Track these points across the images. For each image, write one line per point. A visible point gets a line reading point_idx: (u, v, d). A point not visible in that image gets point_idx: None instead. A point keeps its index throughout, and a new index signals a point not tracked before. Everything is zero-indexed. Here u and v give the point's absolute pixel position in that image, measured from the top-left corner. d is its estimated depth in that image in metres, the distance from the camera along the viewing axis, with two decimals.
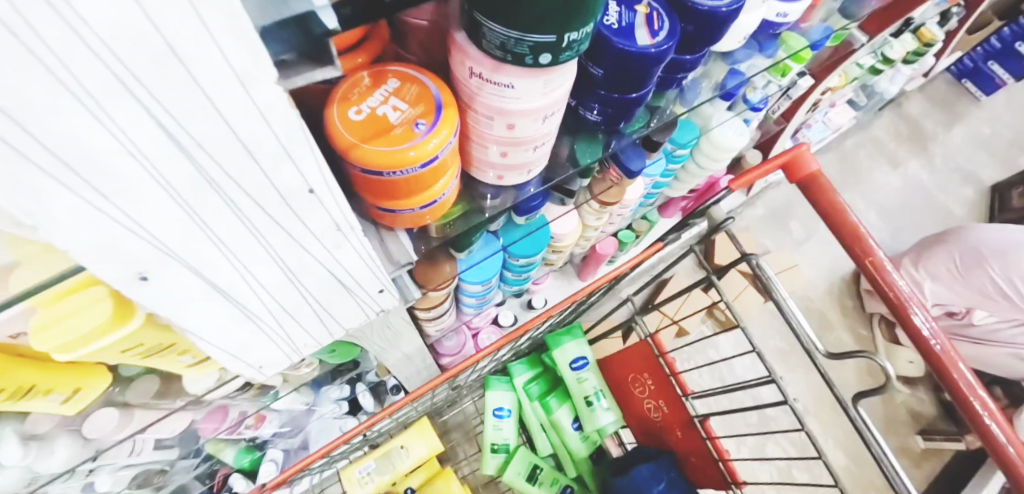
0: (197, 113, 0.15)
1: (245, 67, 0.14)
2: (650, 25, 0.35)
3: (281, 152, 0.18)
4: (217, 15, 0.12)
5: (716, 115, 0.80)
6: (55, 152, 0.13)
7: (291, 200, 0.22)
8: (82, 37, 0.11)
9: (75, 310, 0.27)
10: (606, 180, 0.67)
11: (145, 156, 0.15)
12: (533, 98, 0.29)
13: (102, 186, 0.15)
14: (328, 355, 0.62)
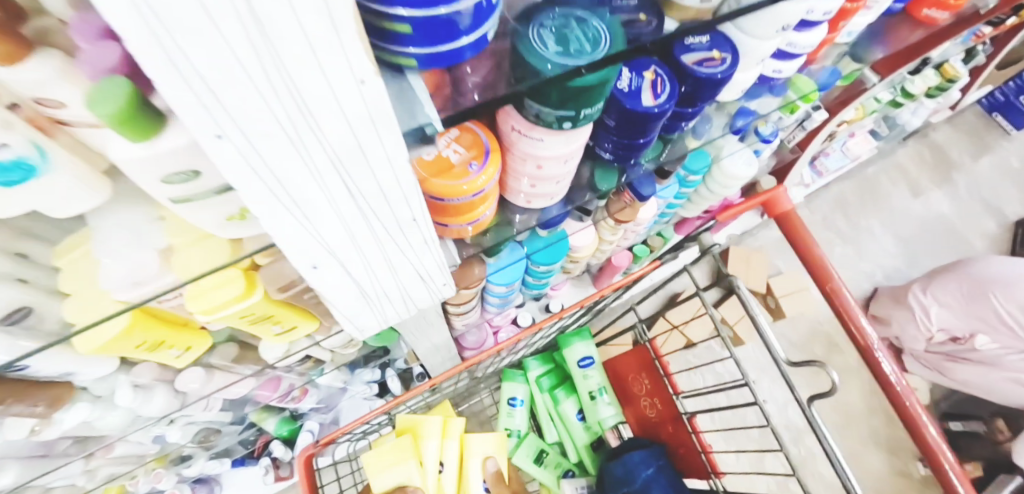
0: (361, 172, 0.26)
1: (391, 152, 0.26)
2: (654, 88, 0.44)
3: (401, 192, 0.29)
4: (382, 124, 0.23)
5: (727, 147, 0.87)
6: (292, 196, 0.25)
7: (402, 222, 0.33)
8: (320, 139, 0.22)
9: (216, 285, 0.39)
10: (620, 201, 0.76)
11: (331, 199, 0.27)
12: (556, 148, 0.39)
13: (307, 213, 0.27)
14: (371, 339, 0.72)
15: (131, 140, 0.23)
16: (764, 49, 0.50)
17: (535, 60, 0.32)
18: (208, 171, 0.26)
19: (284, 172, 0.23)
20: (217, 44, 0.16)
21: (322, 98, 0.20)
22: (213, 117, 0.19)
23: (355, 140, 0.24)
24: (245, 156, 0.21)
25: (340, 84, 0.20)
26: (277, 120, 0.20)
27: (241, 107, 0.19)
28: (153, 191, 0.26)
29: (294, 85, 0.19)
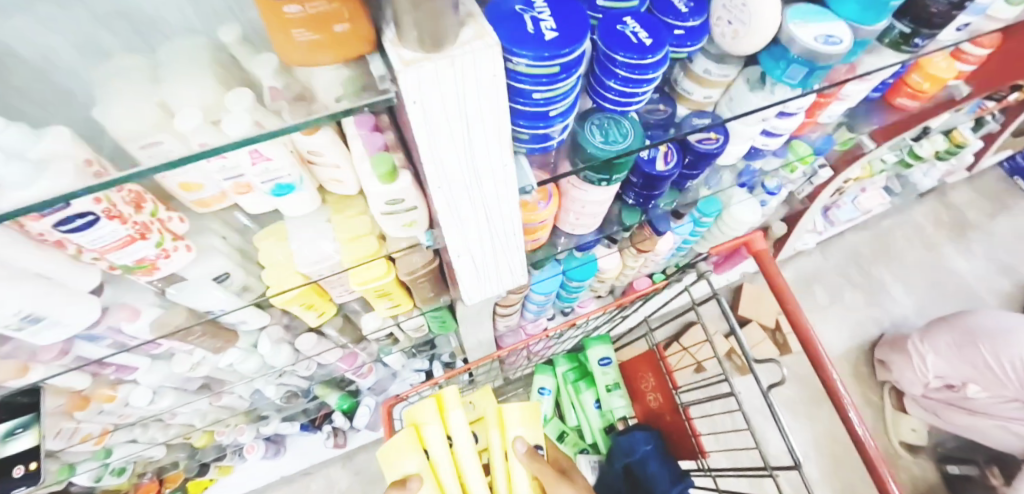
0: (492, 202, 0.47)
1: (509, 190, 0.47)
2: (666, 158, 0.68)
3: (510, 215, 0.50)
4: (507, 174, 0.45)
5: (735, 196, 1.05)
6: (455, 212, 0.47)
7: (506, 235, 0.53)
8: (477, 181, 0.44)
9: (368, 267, 0.62)
10: (643, 234, 0.94)
11: (474, 216, 0.48)
12: (596, 196, 0.62)
13: (459, 223, 0.48)
14: (436, 326, 0.92)
15: (382, 182, 0.45)
16: (749, 131, 0.75)
17: (588, 145, 0.54)
18: (409, 200, 0.48)
19: (456, 198, 0.45)
20: (451, 133, 0.38)
21: (483, 160, 0.42)
22: (437, 166, 0.41)
23: (493, 183, 0.45)
24: (442, 187, 0.43)
25: (492, 153, 0.42)
26: (462, 169, 0.42)
27: (449, 162, 0.41)
28: (377, 209, 0.48)
29: (473, 153, 0.41)
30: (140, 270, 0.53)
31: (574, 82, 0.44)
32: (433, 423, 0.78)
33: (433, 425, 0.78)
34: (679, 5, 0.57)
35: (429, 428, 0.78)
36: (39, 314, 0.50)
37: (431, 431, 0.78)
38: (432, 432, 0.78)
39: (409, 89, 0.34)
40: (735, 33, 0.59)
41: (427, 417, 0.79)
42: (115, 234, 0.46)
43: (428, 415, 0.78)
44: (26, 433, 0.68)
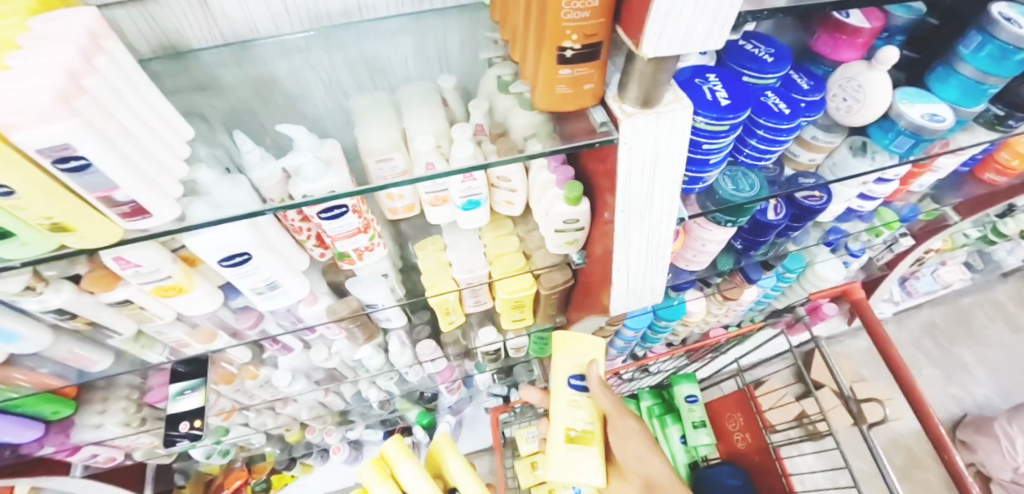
0: (658, 229, 0.57)
1: (672, 220, 0.57)
2: (776, 210, 0.77)
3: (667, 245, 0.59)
4: (673, 202, 0.55)
5: (820, 254, 1.10)
6: (628, 236, 0.57)
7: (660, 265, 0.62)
8: (650, 208, 0.55)
9: (511, 280, 0.72)
10: (731, 281, 1.02)
11: (641, 242, 0.58)
12: (717, 235, 0.71)
13: (627, 248, 0.58)
14: (534, 349, 0.99)
15: (567, 204, 0.56)
16: (849, 192, 0.82)
17: (723, 192, 0.63)
18: (582, 221, 0.59)
19: (631, 221, 0.55)
20: (643, 163, 0.50)
21: (659, 188, 0.53)
22: (626, 191, 0.52)
23: (662, 212, 0.55)
24: (624, 211, 0.54)
25: (666, 183, 0.53)
26: (643, 196, 0.53)
27: (636, 188, 0.52)
28: (553, 227, 0.59)
29: (654, 181, 0.52)
30: (345, 258, 0.61)
31: (730, 139, 0.55)
32: (382, 484, 0.83)
33: (380, 486, 0.83)
34: (803, 84, 0.66)
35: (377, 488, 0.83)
36: (279, 281, 0.56)
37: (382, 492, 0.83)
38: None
39: (627, 133, 0.47)
40: (849, 109, 0.69)
41: (377, 484, 0.83)
42: (352, 223, 0.55)
43: (370, 478, 0.83)
44: (193, 394, 0.77)
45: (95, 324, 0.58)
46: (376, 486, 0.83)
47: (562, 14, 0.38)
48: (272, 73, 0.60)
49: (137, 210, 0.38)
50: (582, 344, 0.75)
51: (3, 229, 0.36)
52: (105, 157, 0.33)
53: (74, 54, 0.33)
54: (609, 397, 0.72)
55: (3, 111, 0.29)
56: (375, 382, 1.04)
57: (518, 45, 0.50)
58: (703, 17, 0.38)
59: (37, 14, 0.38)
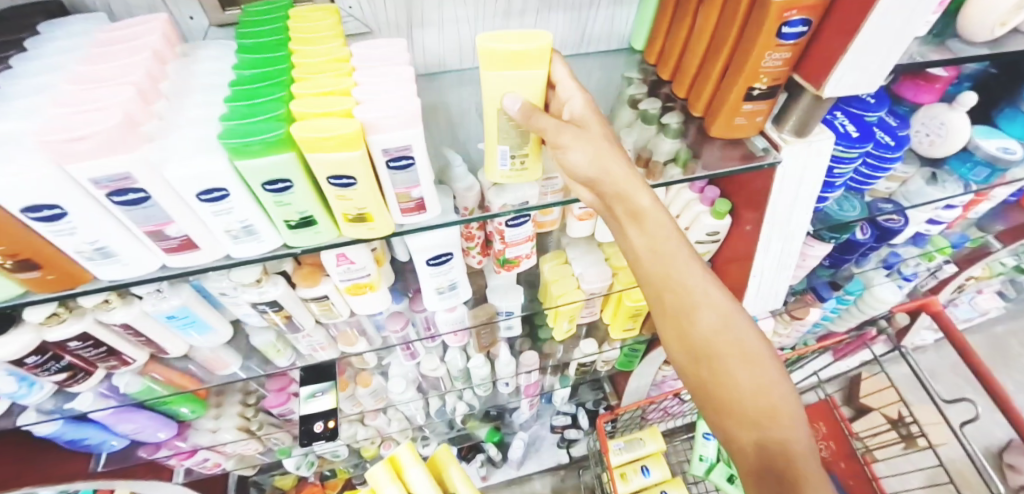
0: (790, 241, 0.66)
1: (802, 233, 0.66)
2: (863, 231, 0.86)
3: (793, 256, 0.68)
4: (807, 217, 0.64)
5: (876, 277, 1.17)
6: (765, 246, 0.65)
7: (783, 275, 0.70)
8: (789, 221, 0.64)
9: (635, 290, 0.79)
10: (801, 303, 1.07)
11: (774, 252, 0.66)
12: (820, 251, 0.79)
13: (762, 256, 0.67)
14: (621, 360, 1.04)
15: (715, 217, 0.65)
16: (922, 216, 0.90)
17: (835, 212, 0.73)
18: (721, 234, 0.67)
19: (771, 232, 0.64)
20: (793, 180, 0.60)
21: (800, 203, 0.62)
22: (774, 205, 0.61)
23: (796, 225, 0.64)
24: (768, 223, 0.63)
25: (806, 199, 0.62)
26: (785, 210, 0.62)
27: (782, 203, 0.62)
28: (695, 238, 0.68)
29: (797, 197, 0.62)
30: (507, 265, 0.68)
31: (853, 166, 0.64)
32: (392, 485, 0.78)
33: (390, 486, 0.78)
34: (890, 122, 0.70)
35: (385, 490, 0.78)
36: (458, 282, 0.63)
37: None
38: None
39: (786, 156, 0.58)
40: (932, 142, 0.79)
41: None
42: (527, 230, 0.63)
43: (382, 478, 0.78)
44: (324, 396, 0.81)
45: (284, 319, 0.63)
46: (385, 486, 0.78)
47: (762, 63, 0.49)
48: (445, 100, 0.67)
49: (419, 205, 0.45)
50: (522, 63, 0.42)
51: (313, 218, 0.43)
52: (424, 159, 0.41)
53: (408, 74, 0.40)
54: (663, 214, 0.49)
55: (384, 118, 0.37)
56: (466, 394, 1.08)
57: (687, 87, 0.61)
58: (873, 69, 0.49)
59: (344, 44, 0.45)
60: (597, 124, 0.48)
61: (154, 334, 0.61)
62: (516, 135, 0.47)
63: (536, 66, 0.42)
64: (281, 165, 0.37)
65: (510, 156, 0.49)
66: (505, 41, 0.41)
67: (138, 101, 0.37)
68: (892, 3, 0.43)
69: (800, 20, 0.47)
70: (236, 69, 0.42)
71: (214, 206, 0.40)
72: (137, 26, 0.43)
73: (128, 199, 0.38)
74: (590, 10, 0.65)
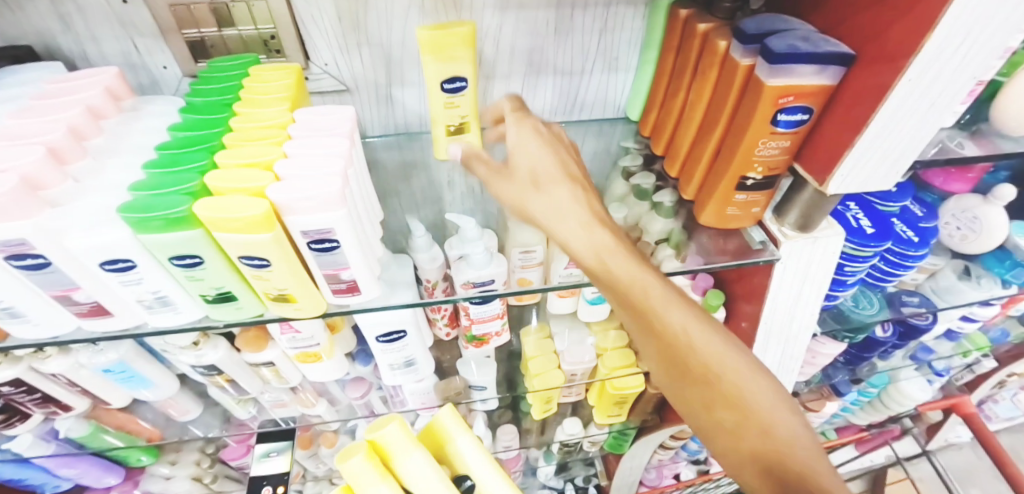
0: (793, 344, 0.58)
1: (807, 336, 0.58)
2: (884, 327, 0.77)
3: (795, 360, 0.60)
4: (810, 320, 0.57)
5: (902, 371, 1.04)
6: (762, 346, 0.58)
7: (787, 379, 0.62)
8: (790, 323, 0.56)
9: (621, 375, 0.72)
10: (816, 393, 0.97)
11: (773, 354, 0.59)
12: (832, 349, 0.70)
13: (760, 357, 0.59)
14: (609, 441, 0.95)
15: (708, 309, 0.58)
16: (955, 312, 0.80)
17: (847, 310, 0.66)
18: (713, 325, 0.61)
19: (768, 333, 0.57)
20: (795, 280, 0.53)
21: (803, 305, 0.56)
22: (772, 305, 0.55)
23: (800, 327, 0.57)
24: (764, 323, 0.56)
25: (809, 300, 0.55)
26: (785, 312, 0.55)
27: (781, 302, 0.55)
28: None
29: (799, 298, 0.55)
30: (475, 341, 0.64)
31: (867, 264, 0.57)
32: (382, 483, 0.46)
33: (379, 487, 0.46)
34: (915, 210, 0.64)
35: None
36: (416, 359, 0.58)
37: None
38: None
39: (785, 252, 0.51)
40: (964, 237, 0.70)
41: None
42: (494, 308, 0.58)
43: (365, 478, 0.46)
44: (279, 456, 0.75)
45: (227, 382, 0.59)
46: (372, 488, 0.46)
47: (756, 151, 0.44)
48: (425, 159, 0.65)
49: (352, 287, 0.40)
50: (449, 43, 0.47)
51: (231, 294, 0.39)
52: (352, 242, 0.36)
53: (343, 148, 0.37)
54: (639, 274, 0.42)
55: (299, 200, 0.33)
56: None
57: (678, 166, 0.56)
58: (886, 166, 0.43)
59: (292, 107, 0.42)
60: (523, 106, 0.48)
61: (91, 385, 0.58)
62: (455, 112, 0.52)
63: (457, 49, 0.47)
64: (188, 241, 0.34)
65: (447, 129, 0.54)
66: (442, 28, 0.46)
67: (49, 162, 0.34)
68: (907, 96, 0.37)
69: (798, 107, 0.41)
70: (171, 130, 0.40)
71: (121, 275, 0.36)
72: (84, 79, 0.42)
73: (28, 263, 0.34)
74: (582, 77, 0.62)
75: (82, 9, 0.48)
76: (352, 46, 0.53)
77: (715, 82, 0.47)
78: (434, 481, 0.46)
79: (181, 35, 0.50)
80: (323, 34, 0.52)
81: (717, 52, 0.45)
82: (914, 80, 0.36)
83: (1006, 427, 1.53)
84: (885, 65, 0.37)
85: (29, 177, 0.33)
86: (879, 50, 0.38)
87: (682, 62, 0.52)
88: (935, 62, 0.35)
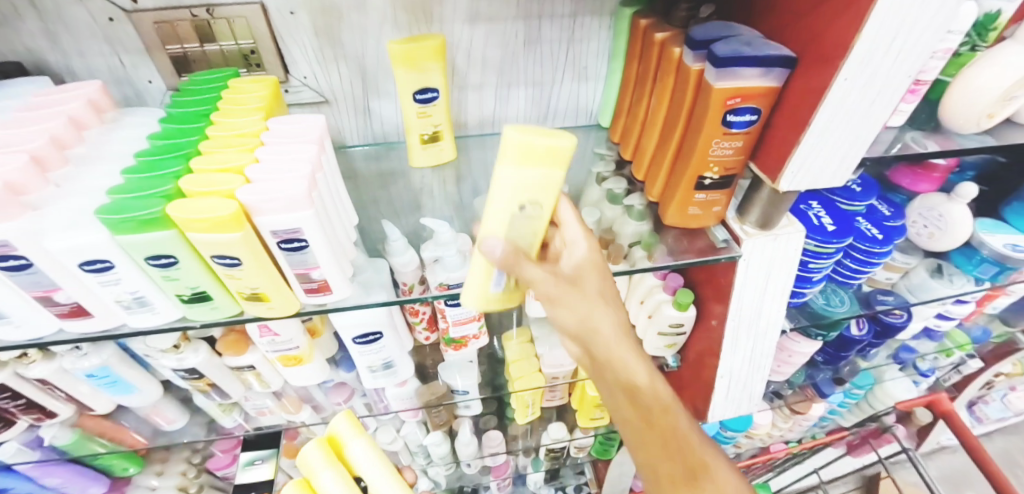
0: (762, 342, 0.60)
1: (775, 333, 0.60)
2: (859, 325, 0.79)
3: (765, 358, 0.61)
4: (777, 316, 0.58)
5: (888, 371, 1.05)
6: (732, 344, 0.59)
7: (760, 376, 0.63)
8: (757, 320, 0.58)
9: (600, 377, 0.73)
10: (801, 395, 0.98)
11: (743, 351, 0.60)
12: (805, 347, 0.72)
13: (731, 355, 0.60)
14: (595, 445, 0.95)
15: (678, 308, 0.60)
16: (930, 310, 0.82)
17: (818, 307, 0.67)
18: (684, 324, 0.63)
19: (737, 330, 0.58)
20: (759, 277, 0.55)
21: (769, 302, 0.57)
22: (738, 302, 0.56)
23: (767, 323, 0.59)
24: (732, 321, 0.57)
25: (773, 296, 0.57)
26: (751, 309, 0.57)
27: (747, 300, 0.56)
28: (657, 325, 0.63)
29: (764, 295, 0.56)
30: (454, 344, 0.65)
31: (831, 260, 0.59)
32: (330, 469, 0.51)
33: (327, 472, 0.51)
34: (880, 209, 0.66)
35: (321, 479, 0.51)
36: (394, 361, 0.59)
37: (328, 482, 0.50)
38: (327, 485, 0.50)
39: (747, 250, 0.53)
40: (931, 235, 0.72)
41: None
42: (470, 310, 0.60)
43: (316, 463, 0.51)
44: (263, 464, 0.77)
45: (209, 387, 0.60)
46: (321, 473, 0.51)
47: (710, 151, 0.46)
48: (403, 167, 0.67)
49: (322, 286, 0.42)
50: (418, 53, 0.49)
51: (206, 294, 0.40)
52: (320, 242, 0.38)
53: (312, 152, 0.39)
54: (604, 310, 0.44)
55: (266, 200, 0.34)
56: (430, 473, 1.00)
57: (644, 170, 0.58)
58: (833, 164, 0.45)
59: (266, 116, 0.44)
60: (597, 279, 0.46)
61: (76, 391, 0.59)
62: (428, 121, 0.55)
63: (427, 60, 0.50)
64: (161, 242, 0.36)
65: (421, 137, 0.56)
66: (411, 41, 0.49)
67: (31, 169, 0.36)
68: (846, 95, 0.40)
69: (747, 109, 0.43)
70: (150, 138, 0.42)
71: (99, 276, 0.38)
72: (69, 92, 0.44)
73: (10, 265, 0.36)
74: (554, 87, 0.65)
75: (70, 27, 0.50)
76: (329, 60, 0.56)
77: (673, 88, 0.50)
78: (375, 474, 0.50)
79: (165, 50, 0.53)
80: (301, 48, 0.54)
81: (672, 59, 0.48)
82: (850, 80, 0.39)
83: (999, 429, 1.53)
84: (823, 67, 0.40)
85: (12, 183, 0.35)
86: (816, 54, 0.40)
87: (644, 71, 0.54)
88: (868, 62, 0.38)
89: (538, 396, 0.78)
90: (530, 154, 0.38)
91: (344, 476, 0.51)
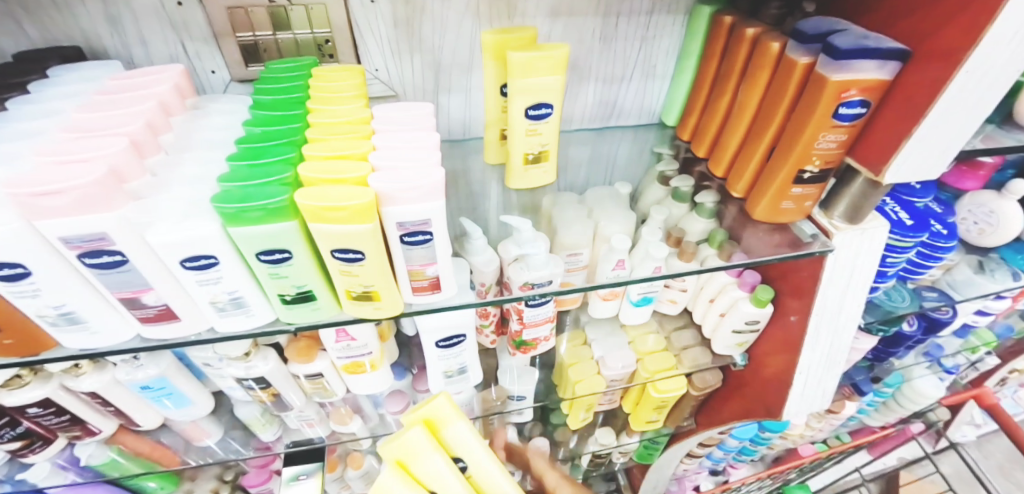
0: (841, 338, 0.59)
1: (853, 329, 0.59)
2: (910, 323, 0.80)
3: (841, 355, 0.61)
4: (856, 311, 0.58)
5: (915, 369, 1.05)
6: (812, 341, 0.58)
7: (834, 373, 0.63)
8: (838, 317, 0.57)
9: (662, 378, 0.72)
10: (838, 394, 0.99)
11: (822, 348, 0.59)
12: (864, 343, 0.72)
13: (809, 351, 0.59)
14: (638, 451, 0.94)
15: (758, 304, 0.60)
16: (971, 305, 0.84)
17: (880, 302, 0.67)
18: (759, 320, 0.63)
19: (819, 327, 0.58)
20: (845, 273, 0.55)
21: (853, 297, 0.57)
22: (823, 298, 0.56)
23: (848, 319, 0.58)
24: (816, 317, 0.57)
25: (856, 292, 0.56)
26: (834, 306, 0.57)
27: (831, 296, 0.56)
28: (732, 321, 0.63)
29: (846, 291, 0.56)
30: (522, 347, 0.63)
31: (906, 255, 0.59)
32: (435, 454, 0.46)
33: (432, 456, 0.46)
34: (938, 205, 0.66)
35: (426, 463, 0.46)
36: (468, 365, 0.57)
37: (434, 467, 0.46)
38: (435, 470, 0.46)
39: (838, 244, 0.52)
40: (981, 230, 0.75)
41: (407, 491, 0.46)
42: (546, 311, 0.58)
43: (420, 446, 0.46)
44: (309, 479, 0.69)
45: (271, 397, 0.57)
46: (425, 457, 0.46)
47: (815, 144, 0.45)
48: (467, 164, 0.64)
49: (432, 284, 0.40)
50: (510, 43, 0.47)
51: (311, 294, 0.37)
52: (443, 235, 0.36)
53: (430, 142, 0.37)
54: None
55: (403, 188, 0.32)
56: None
57: (725, 166, 0.57)
58: (940, 162, 0.44)
59: (364, 105, 0.42)
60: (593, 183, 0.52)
61: (125, 404, 0.55)
62: (536, 140, 0.50)
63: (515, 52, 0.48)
64: (280, 235, 0.33)
65: (500, 132, 0.54)
66: (501, 33, 0.47)
67: (131, 154, 0.34)
68: (965, 90, 0.39)
69: (859, 101, 0.43)
70: (246, 125, 0.39)
71: (199, 274, 0.35)
72: (149, 77, 0.41)
73: (104, 262, 0.33)
74: (621, 84, 0.64)
75: (137, 11, 0.47)
76: (404, 52, 0.54)
77: (767, 82, 0.49)
78: (480, 458, 0.47)
79: (235, 38, 0.50)
80: (377, 38, 0.52)
81: (770, 54, 0.47)
82: (972, 74, 0.38)
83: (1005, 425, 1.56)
84: (942, 61, 0.39)
85: (114, 169, 0.32)
86: (933, 48, 0.39)
87: (728, 67, 0.54)
88: (993, 55, 0.37)
89: (594, 402, 0.76)
90: (531, 67, 0.45)
91: (449, 460, 0.46)
